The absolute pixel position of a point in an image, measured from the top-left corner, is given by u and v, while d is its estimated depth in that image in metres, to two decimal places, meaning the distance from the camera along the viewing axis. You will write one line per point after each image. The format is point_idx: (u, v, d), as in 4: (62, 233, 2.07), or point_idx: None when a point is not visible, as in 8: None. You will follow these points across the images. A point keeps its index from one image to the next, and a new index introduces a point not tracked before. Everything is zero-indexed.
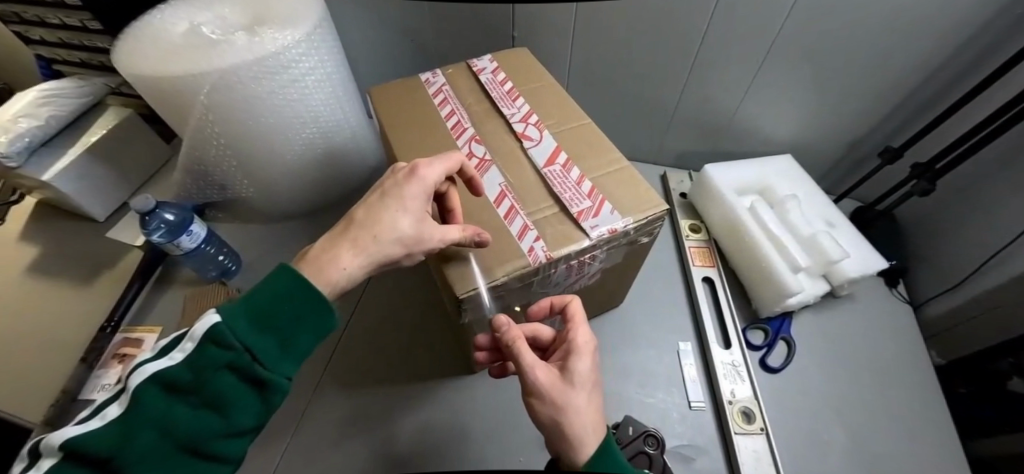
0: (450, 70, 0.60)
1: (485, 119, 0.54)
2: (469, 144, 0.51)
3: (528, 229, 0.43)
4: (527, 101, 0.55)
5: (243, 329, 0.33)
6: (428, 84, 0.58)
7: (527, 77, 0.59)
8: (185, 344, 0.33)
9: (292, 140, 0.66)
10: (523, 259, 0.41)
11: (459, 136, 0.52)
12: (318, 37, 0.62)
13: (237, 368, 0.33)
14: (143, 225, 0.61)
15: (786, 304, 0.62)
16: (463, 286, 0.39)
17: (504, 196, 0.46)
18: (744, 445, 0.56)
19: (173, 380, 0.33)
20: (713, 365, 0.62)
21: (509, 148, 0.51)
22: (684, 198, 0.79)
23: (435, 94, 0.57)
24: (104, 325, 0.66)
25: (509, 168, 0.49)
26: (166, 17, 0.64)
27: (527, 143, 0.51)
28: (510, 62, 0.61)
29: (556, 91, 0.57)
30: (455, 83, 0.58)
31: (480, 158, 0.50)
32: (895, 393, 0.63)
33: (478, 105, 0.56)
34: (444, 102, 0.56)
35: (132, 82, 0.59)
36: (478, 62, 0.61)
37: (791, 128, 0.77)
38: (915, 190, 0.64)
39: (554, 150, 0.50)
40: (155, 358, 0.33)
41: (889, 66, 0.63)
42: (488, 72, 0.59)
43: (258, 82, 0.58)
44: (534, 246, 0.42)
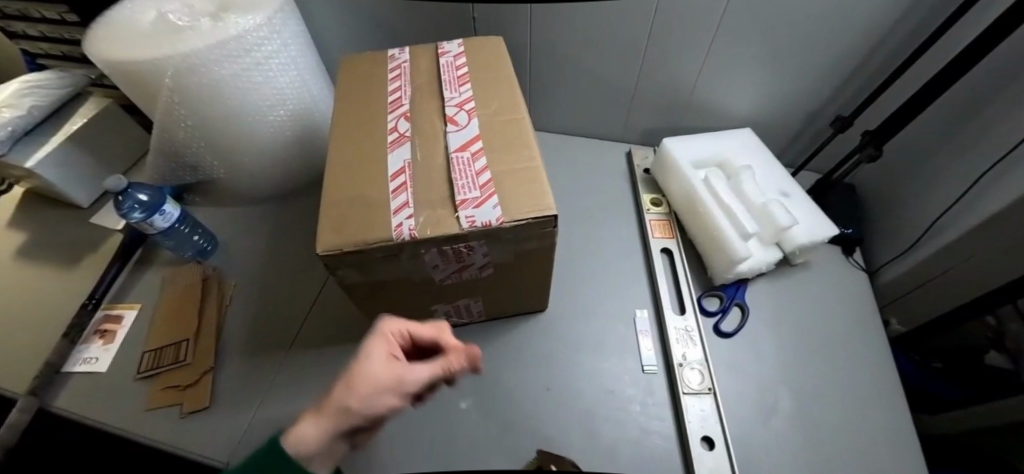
0: (417, 48, 0.65)
1: (427, 98, 0.58)
2: (398, 120, 0.56)
3: (405, 206, 0.47)
4: (473, 88, 0.58)
5: None
6: (391, 60, 0.63)
7: (484, 62, 0.61)
8: None
9: (260, 122, 0.69)
10: (387, 233, 0.44)
11: (393, 110, 0.57)
12: (280, 21, 0.64)
13: None
14: (118, 206, 0.64)
15: (736, 270, 0.64)
16: (324, 245, 0.44)
17: (402, 172, 0.50)
18: (691, 405, 0.58)
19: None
20: (667, 331, 0.64)
21: (433, 128, 0.54)
22: (647, 173, 0.81)
23: (393, 70, 0.62)
24: (86, 302, 0.69)
25: (423, 146, 0.53)
26: (136, 7, 0.67)
27: (451, 127, 0.54)
28: (476, 47, 0.63)
29: (507, 80, 0.59)
30: (416, 65, 0.62)
31: (400, 133, 0.54)
32: (843, 356, 0.65)
33: (428, 83, 0.60)
34: (397, 78, 0.61)
35: (103, 69, 0.62)
36: (447, 45, 0.64)
37: (749, 103, 0.78)
38: (864, 158, 0.65)
39: (470, 139, 0.52)
40: None
41: (839, 35, 0.64)
42: (450, 56, 0.62)
43: (221, 65, 0.61)
44: (403, 223, 0.45)
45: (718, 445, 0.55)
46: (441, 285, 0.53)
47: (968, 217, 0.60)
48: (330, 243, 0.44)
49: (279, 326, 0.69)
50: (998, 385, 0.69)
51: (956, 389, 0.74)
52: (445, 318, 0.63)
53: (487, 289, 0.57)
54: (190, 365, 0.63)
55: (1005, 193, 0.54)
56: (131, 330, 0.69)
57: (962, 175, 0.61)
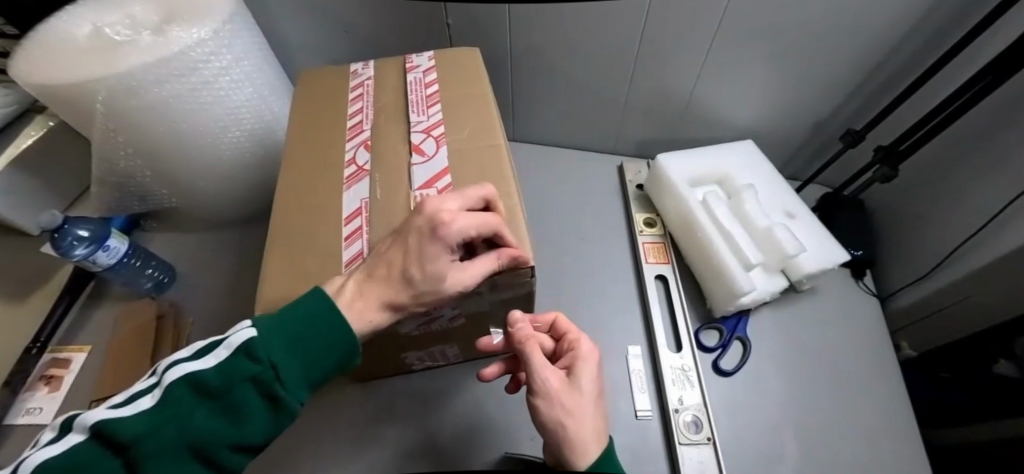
0: (383, 62, 0.58)
1: (392, 122, 0.51)
2: (357, 149, 0.49)
3: (359, 257, 0.42)
4: (443, 109, 0.52)
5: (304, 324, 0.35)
6: (354, 76, 0.57)
7: (457, 79, 0.54)
8: (220, 349, 0.34)
9: (213, 145, 0.63)
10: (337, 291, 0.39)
11: (353, 138, 0.51)
12: (230, 34, 0.58)
13: (307, 351, 0.35)
14: (54, 245, 0.57)
15: (738, 303, 0.58)
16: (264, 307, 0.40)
17: (357, 214, 0.44)
18: (689, 456, 0.53)
19: (256, 352, 0.33)
20: (662, 371, 0.58)
21: (397, 159, 0.48)
22: (640, 189, 0.75)
23: (356, 88, 0.55)
24: (29, 346, 0.63)
25: (383, 181, 0.46)
26: (71, 19, 0.60)
27: (417, 158, 0.47)
28: (449, 61, 0.56)
29: (483, 100, 0.52)
30: (381, 82, 0.55)
31: (359, 165, 0.48)
32: (853, 394, 0.60)
33: (393, 104, 0.53)
34: (359, 98, 0.54)
35: (31, 91, 0.56)
36: (416, 58, 0.57)
37: (750, 113, 0.72)
38: (877, 176, 0.59)
39: (438, 173, 0.46)
40: (190, 360, 0.34)
41: (851, 41, 0.57)
42: (419, 71, 0.55)
43: (163, 86, 0.54)
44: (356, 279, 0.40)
45: None
46: (407, 335, 0.48)
47: (994, 244, 0.54)
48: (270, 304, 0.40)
49: None
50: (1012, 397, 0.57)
51: (970, 395, 0.64)
52: (418, 361, 0.57)
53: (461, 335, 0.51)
54: None
55: None
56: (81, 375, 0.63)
57: (985, 197, 0.55)
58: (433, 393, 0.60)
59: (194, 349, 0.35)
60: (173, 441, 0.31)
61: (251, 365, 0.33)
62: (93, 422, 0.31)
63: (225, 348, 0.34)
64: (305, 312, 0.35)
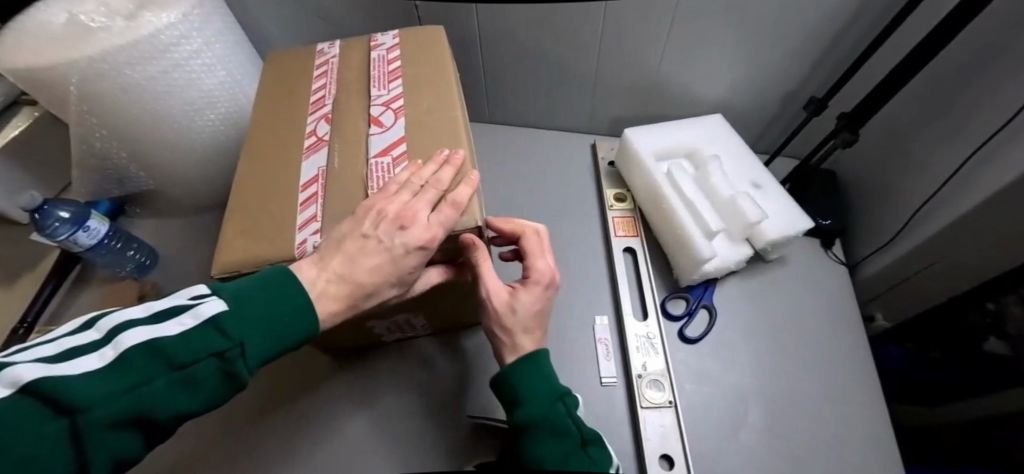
0: (349, 42, 0.59)
1: (353, 96, 0.52)
2: (318, 122, 0.51)
3: (312, 220, 0.43)
4: (404, 83, 0.52)
5: (277, 306, 0.33)
6: (320, 55, 0.58)
7: (421, 53, 0.54)
8: (183, 318, 0.32)
9: (190, 128, 0.65)
10: (290, 251, 0.41)
11: (314, 112, 0.52)
12: (199, 18, 0.59)
13: (274, 336, 0.33)
14: (38, 226, 0.59)
15: (702, 271, 0.59)
16: (220, 268, 0.41)
17: (314, 181, 0.46)
18: (650, 420, 0.53)
19: (221, 327, 0.32)
20: (627, 338, 0.59)
21: (356, 130, 0.49)
22: (611, 166, 0.76)
23: (320, 66, 0.57)
24: (17, 326, 0.65)
25: (340, 151, 0.48)
26: (48, 8, 0.62)
27: (375, 129, 0.48)
28: (414, 37, 0.57)
29: (446, 74, 0.52)
30: (347, 60, 0.56)
31: (318, 136, 0.49)
32: (820, 359, 0.60)
33: (355, 80, 0.54)
34: (323, 75, 0.55)
35: (9, 77, 0.58)
36: (381, 36, 0.58)
37: (718, 88, 0.72)
38: (839, 142, 0.60)
39: (394, 142, 0.47)
40: (146, 326, 0.31)
41: (808, 10, 0.57)
42: (383, 48, 0.56)
43: (134, 69, 0.56)
44: (308, 239, 0.42)
45: (677, 464, 0.51)
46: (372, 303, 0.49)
47: (952, 207, 0.54)
48: (225, 264, 0.41)
49: None
50: (997, 374, 0.64)
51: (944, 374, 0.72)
52: (386, 332, 0.59)
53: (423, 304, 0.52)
54: None
55: (990, 180, 0.49)
56: None
57: (945, 161, 0.55)
58: (404, 365, 0.62)
59: (153, 311, 0.33)
60: (118, 413, 0.28)
61: (216, 339, 0.31)
62: (29, 380, 0.27)
63: (192, 317, 0.32)
64: (280, 294, 0.33)
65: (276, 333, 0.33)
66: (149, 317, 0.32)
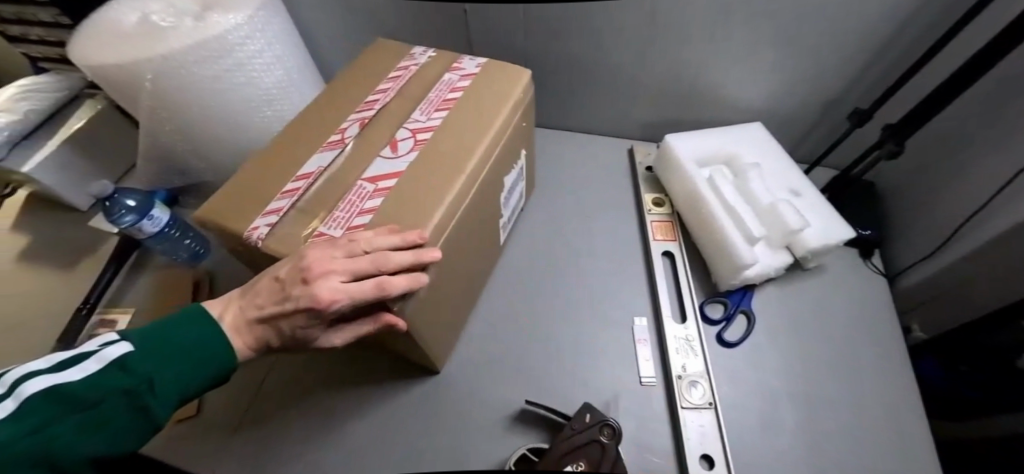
0: (439, 55, 0.61)
1: (401, 110, 0.52)
2: (353, 124, 0.51)
3: (277, 212, 0.42)
4: (448, 118, 0.51)
5: (169, 345, 0.35)
6: (409, 60, 0.60)
7: (486, 92, 0.54)
8: (90, 361, 0.33)
9: (246, 124, 0.68)
10: (243, 228, 0.41)
11: (365, 109, 0.53)
12: (262, 20, 0.62)
13: (174, 372, 0.34)
14: (108, 212, 0.64)
15: (742, 276, 0.60)
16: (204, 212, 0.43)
17: (309, 175, 0.45)
18: (690, 420, 0.55)
19: (124, 366, 0.34)
20: (666, 340, 0.60)
21: (371, 148, 0.48)
22: (649, 171, 0.77)
23: (399, 69, 0.59)
24: (80, 307, 0.69)
25: (349, 159, 0.47)
26: (119, 7, 0.66)
27: (389, 151, 0.47)
28: (492, 72, 0.57)
29: (493, 123, 0.51)
30: (419, 70, 0.58)
31: (344, 135, 0.49)
32: (857, 366, 0.61)
33: (418, 94, 0.54)
34: (395, 80, 0.57)
35: (85, 72, 0.61)
36: (467, 61, 0.59)
37: (758, 96, 0.73)
38: (883, 154, 0.60)
39: (390, 173, 0.45)
40: (50, 373, 0.33)
41: (856, 21, 0.58)
42: (459, 75, 0.56)
43: (202, 67, 0.59)
44: (261, 226, 0.41)
45: (717, 464, 0.52)
46: None
47: (1000, 219, 0.54)
48: (208, 212, 0.43)
49: None
50: None
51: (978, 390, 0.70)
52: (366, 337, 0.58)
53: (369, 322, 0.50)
54: None
55: None
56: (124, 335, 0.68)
57: (992, 173, 0.56)
58: None
59: (57, 359, 0.34)
60: (23, 452, 0.29)
61: (117, 377, 0.33)
62: None
63: (99, 360, 0.34)
64: (167, 335, 0.35)
65: (182, 368, 0.35)
66: (53, 363, 0.34)
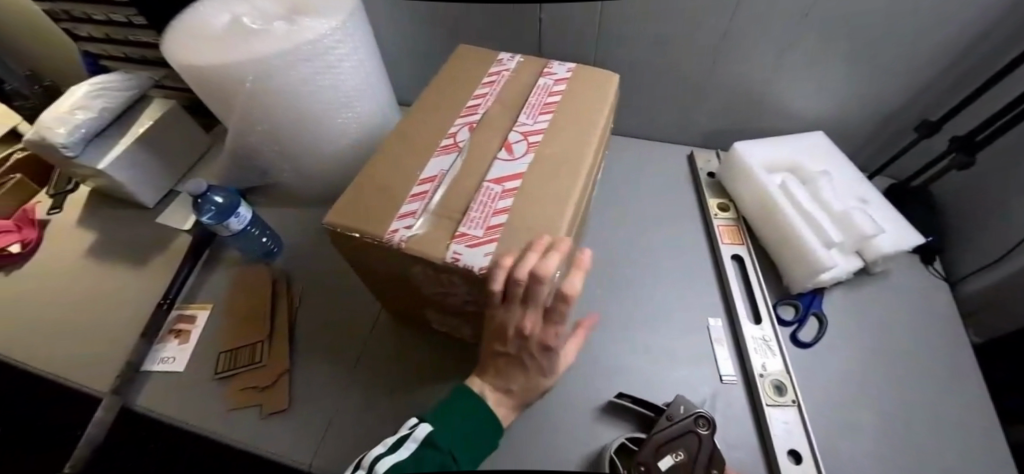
0: (528, 59, 0.63)
1: (504, 115, 0.56)
2: (462, 128, 0.55)
3: (411, 215, 0.45)
4: (550, 122, 0.55)
5: (460, 423, 0.45)
6: (499, 63, 0.63)
7: (583, 97, 0.58)
8: (409, 442, 0.43)
9: (329, 125, 0.69)
10: (384, 233, 0.44)
11: (467, 116, 0.56)
12: (353, 25, 0.64)
13: (464, 446, 0.44)
14: (198, 208, 0.65)
15: (818, 279, 0.62)
16: (335, 219, 0.46)
17: (431, 180, 0.49)
18: (775, 417, 0.57)
19: (434, 443, 0.43)
20: (744, 340, 0.62)
21: (485, 153, 0.52)
22: (711, 177, 0.80)
23: (492, 75, 0.61)
24: (162, 302, 0.70)
25: (466, 164, 0.50)
26: (210, 9, 0.68)
27: (503, 155, 0.51)
28: (583, 77, 0.61)
29: (593, 128, 0.54)
30: (514, 74, 0.61)
31: (455, 141, 0.53)
32: (927, 369, 0.63)
33: (517, 98, 0.58)
34: (490, 84, 0.60)
35: (181, 72, 0.63)
36: (556, 66, 0.62)
37: (820, 107, 0.76)
38: (954, 164, 0.63)
39: (511, 175, 0.49)
40: (388, 453, 0.42)
41: (928, 37, 0.61)
42: (552, 79, 0.60)
43: (299, 69, 0.61)
44: (400, 230, 0.44)
45: (806, 460, 0.54)
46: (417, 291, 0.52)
47: None
48: (340, 218, 0.46)
49: (350, 328, 0.68)
50: None
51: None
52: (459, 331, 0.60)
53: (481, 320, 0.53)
54: (267, 366, 0.63)
55: None
56: (205, 330, 0.69)
57: None
58: None
59: (387, 443, 0.43)
60: None
61: (435, 453, 0.42)
62: None
63: (413, 440, 0.43)
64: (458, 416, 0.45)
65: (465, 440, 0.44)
66: (387, 447, 0.42)
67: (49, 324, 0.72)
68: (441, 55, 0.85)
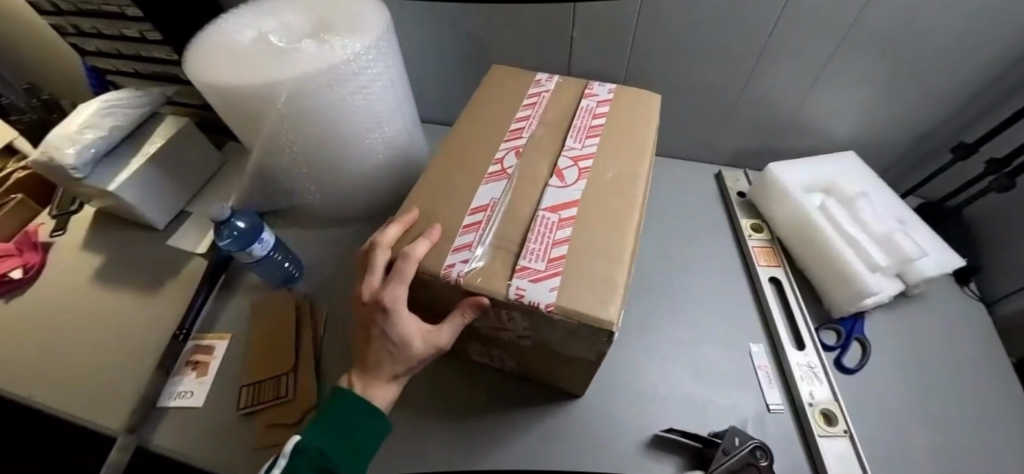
0: (565, 80, 0.62)
1: (550, 139, 0.54)
2: (508, 153, 0.53)
3: (467, 247, 0.44)
4: (599, 145, 0.53)
5: (325, 436, 0.44)
6: (537, 84, 0.62)
7: (628, 119, 0.56)
8: (280, 460, 0.44)
9: (356, 146, 0.67)
10: (439, 268, 0.42)
11: (511, 140, 0.54)
12: (384, 44, 0.62)
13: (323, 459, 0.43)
14: (220, 234, 0.63)
15: (862, 303, 0.61)
16: (384, 254, 0.44)
17: (483, 209, 0.47)
18: (828, 448, 0.55)
19: (302, 451, 0.43)
20: (789, 367, 0.61)
21: (535, 179, 0.50)
22: (742, 196, 0.79)
23: (532, 96, 0.60)
24: (176, 334, 0.67)
25: (517, 191, 0.49)
26: (232, 27, 0.65)
27: (555, 182, 0.49)
28: (626, 98, 0.59)
29: (643, 151, 0.53)
30: (555, 96, 0.59)
31: (502, 167, 0.51)
32: (974, 394, 0.62)
33: (561, 120, 0.56)
34: (530, 106, 0.59)
35: (204, 92, 0.60)
36: (596, 87, 0.61)
37: (850, 127, 0.76)
38: (995, 186, 0.62)
39: (566, 202, 0.47)
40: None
41: (965, 60, 0.61)
42: (595, 100, 0.58)
43: (330, 89, 0.58)
44: (455, 265, 0.42)
45: None
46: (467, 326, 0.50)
47: None
48: (389, 252, 0.44)
49: None
50: None
51: None
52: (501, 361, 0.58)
53: (535, 355, 0.51)
54: (294, 401, 0.60)
55: None
56: (224, 362, 0.65)
57: None
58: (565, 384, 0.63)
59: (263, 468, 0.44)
60: None
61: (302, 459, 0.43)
62: None
63: (284, 457, 0.44)
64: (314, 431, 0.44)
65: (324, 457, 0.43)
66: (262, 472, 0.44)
67: (56, 355, 0.68)
68: (465, 72, 0.84)
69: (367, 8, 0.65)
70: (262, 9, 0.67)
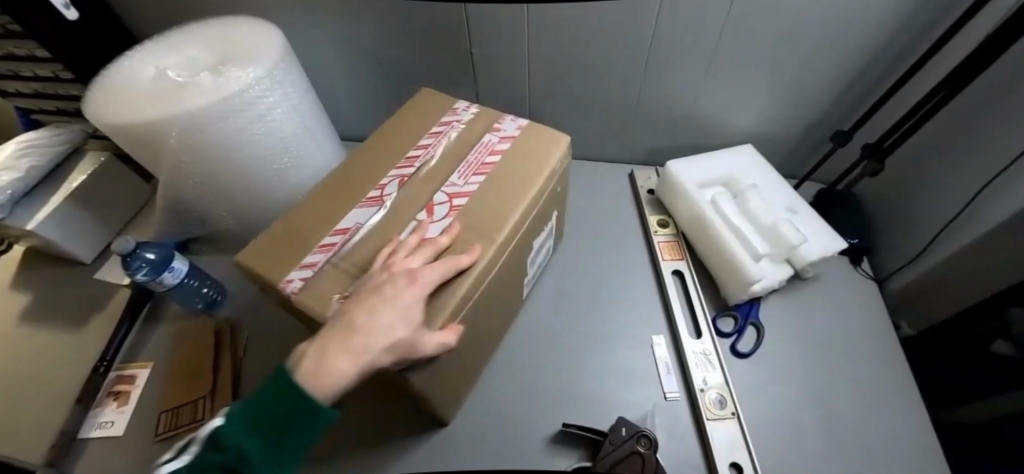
0: (484, 109, 0.63)
1: (437, 173, 0.55)
2: (393, 180, 0.54)
3: (312, 267, 0.46)
4: (484, 186, 0.53)
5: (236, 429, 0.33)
6: (452, 113, 0.63)
7: (524, 161, 0.56)
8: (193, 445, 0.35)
9: (265, 172, 0.69)
10: (279, 283, 0.45)
11: (402, 167, 0.56)
12: (281, 72, 0.64)
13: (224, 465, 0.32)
14: (126, 267, 0.63)
15: (752, 291, 0.64)
16: (246, 258, 0.47)
17: (343, 231, 0.49)
18: (717, 431, 0.58)
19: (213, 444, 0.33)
20: (686, 356, 0.64)
21: (404, 212, 0.51)
22: (652, 194, 0.82)
23: (443, 124, 0.61)
24: (97, 365, 0.68)
25: (381, 220, 0.50)
26: (134, 64, 0.67)
27: (421, 216, 0.50)
28: (531, 137, 0.59)
29: (526, 197, 0.52)
30: (466, 127, 0.60)
31: (381, 193, 0.53)
32: (861, 368, 0.65)
33: (459, 154, 0.57)
34: (437, 133, 0.60)
35: (105, 131, 0.62)
36: (508, 122, 0.61)
37: (746, 122, 0.80)
38: (867, 170, 0.66)
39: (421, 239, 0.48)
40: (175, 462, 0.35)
41: (832, 54, 0.65)
42: (498, 137, 0.59)
43: (225, 121, 0.60)
44: (294, 281, 0.45)
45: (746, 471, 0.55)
46: None
47: (974, 223, 0.61)
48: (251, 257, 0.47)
49: None
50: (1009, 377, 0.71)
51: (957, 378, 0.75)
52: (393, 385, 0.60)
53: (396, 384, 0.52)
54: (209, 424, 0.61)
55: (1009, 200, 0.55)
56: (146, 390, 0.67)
57: (962, 182, 0.62)
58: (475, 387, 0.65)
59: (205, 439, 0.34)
60: None
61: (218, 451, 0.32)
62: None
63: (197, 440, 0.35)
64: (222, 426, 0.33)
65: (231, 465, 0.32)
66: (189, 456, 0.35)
67: None
68: (380, 91, 0.87)
69: (264, 37, 0.67)
70: (166, 45, 0.69)
